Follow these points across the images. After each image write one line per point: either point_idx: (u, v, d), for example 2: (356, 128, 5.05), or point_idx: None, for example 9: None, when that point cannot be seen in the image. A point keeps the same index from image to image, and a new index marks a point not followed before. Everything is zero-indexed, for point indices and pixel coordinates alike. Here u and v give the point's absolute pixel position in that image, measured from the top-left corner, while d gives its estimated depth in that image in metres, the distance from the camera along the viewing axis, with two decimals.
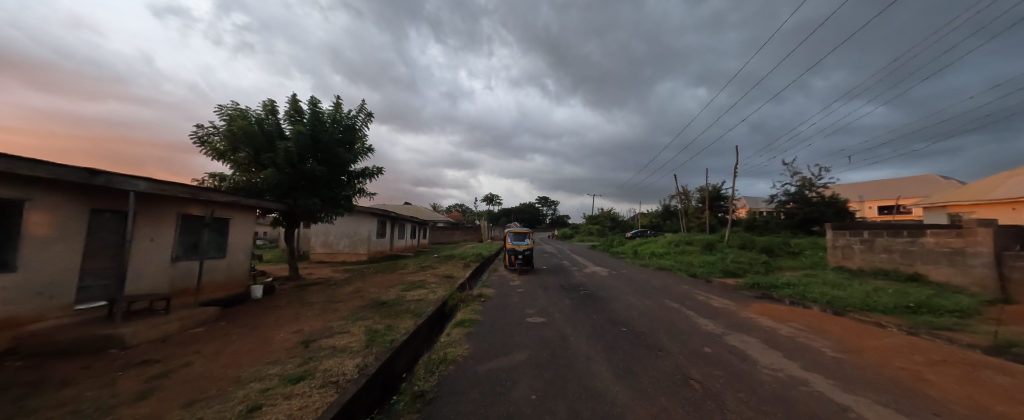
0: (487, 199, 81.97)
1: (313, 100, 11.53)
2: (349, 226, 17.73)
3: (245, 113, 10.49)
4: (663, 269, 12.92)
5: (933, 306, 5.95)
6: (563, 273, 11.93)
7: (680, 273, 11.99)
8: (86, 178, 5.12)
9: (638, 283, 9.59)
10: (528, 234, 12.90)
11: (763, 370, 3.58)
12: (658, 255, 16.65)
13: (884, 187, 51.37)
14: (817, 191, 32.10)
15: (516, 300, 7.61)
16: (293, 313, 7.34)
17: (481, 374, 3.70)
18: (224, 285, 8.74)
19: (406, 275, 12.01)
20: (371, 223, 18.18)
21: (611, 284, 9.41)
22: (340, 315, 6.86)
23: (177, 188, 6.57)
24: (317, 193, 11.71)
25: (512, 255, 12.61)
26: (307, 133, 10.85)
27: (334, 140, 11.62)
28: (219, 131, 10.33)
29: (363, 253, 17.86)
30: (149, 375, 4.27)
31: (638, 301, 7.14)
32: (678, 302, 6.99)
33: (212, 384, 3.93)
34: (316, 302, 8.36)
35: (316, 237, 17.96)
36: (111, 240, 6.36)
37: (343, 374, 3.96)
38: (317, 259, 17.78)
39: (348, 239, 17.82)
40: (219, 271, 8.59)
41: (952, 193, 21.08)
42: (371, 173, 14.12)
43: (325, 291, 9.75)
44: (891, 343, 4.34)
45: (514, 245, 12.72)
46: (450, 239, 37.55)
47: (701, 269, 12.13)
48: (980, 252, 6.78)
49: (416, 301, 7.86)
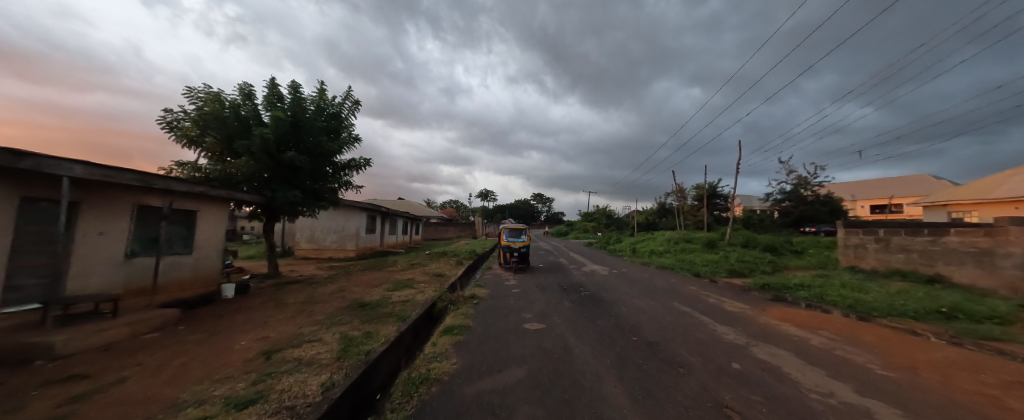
0: (482, 196, 80.90)
1: (294, 84, 10.80)
2: (336, 221, 16.96)
3: (216, 96, 9.52)
4: (665, 268, 12.37)
5: (969, 312, 5.43)
6: (561, 272, 11.29)
7: (684, 272, 11.46)
8: (6, 160, 4.29)
9: (644, 283, 9.02)
10: (525, 230, 12.18)
11: (810, 395, 2.96)
12: (658, 253, 16.14)
13: (878, 187, 51.90)
14: (813, 190, 33.82)
15: (512, 302, 6.96)
16: (263, 316, 6.58)
17: (469, 398, 3.04)
18: (191, 284, 7.94)
19: (395, 273, 11.29)
20: (360, 218, 17.44)
21: (613, 284, 8.80)
22: (315, 319, 6.13)
23: (126, 175, 5.72)
24: (298, 185, 10.88)
25: (507, 253, 11.91)
26: (287, 120, 10.09)
27: (316, 128, 10.85)
28: (185, 117, 9.30)
29: (351, 249, 17.15)
30: (70, 395, 3.53)
31: (645, 304, 6.54)
32: (688, 306, 6.40)
33: (140, 410, 3.19)
34: (292, 303, 7.64)
35: (301, 232, 17.09)
36: (49, 234, 5.53)
37: (303, 397, 3.27)
38: (302, 255, 16.94)
39: (335, 234, 17.07)
40: (186, 267, 7.81)
41: (952, 191, 20.88)
42: (359, 165, 13.43)
43: (304, 290, 8.98)
44: (944, 358, 3.77)
45: (510, 242, 12.01)
46: (444, 235, 36.81)
47: (705, 269, 11.62)
48: (1012, 252, 6.27)
49: (402, 303, 7.19)
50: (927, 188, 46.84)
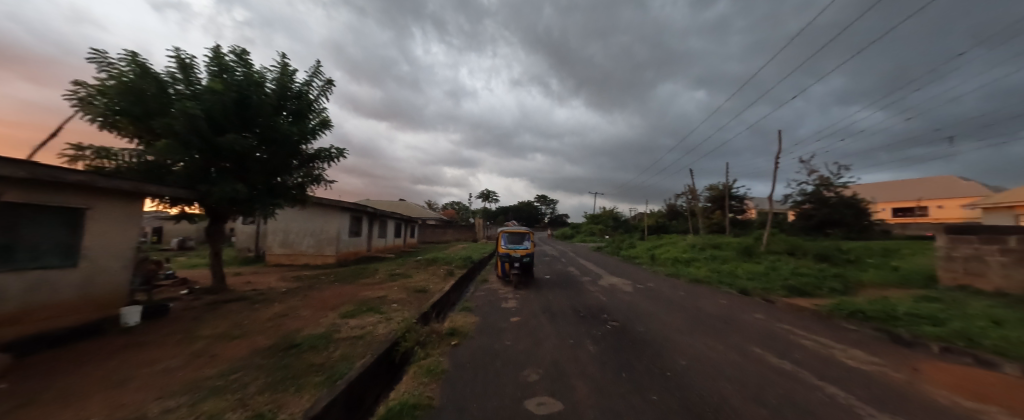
0: (484, 197, 78.35)
1: (243, 54, 8.72)
2: (314, 223, 14.95)
3: (136, 62, 7.36)
4: (700, 282, 10.11)
5: None
6: (572, 288, 9.06)
7: (726, 289, 9.21)
8: None
9: (688, 307, 6.75)
10: (528, 234, 10.03)
11: None
12: (682, 261, 13.91)
13: (902, 190, 49.16)
14: (837, 191, 31.61)
15: (510, 342, 4.77)
16: (141, 363, 4.40)
17: None
18: (74, 309, 5.81)
19: (368, 287, 9.18)
20: (342, 220, 15.40)
21: (646, 309, 6.59)
22: (204, 374, 3.92)
23: None
24: (246, 178, 8.70)
25: (506, 263, 9.72)
26: (228, 95, 7.96)
27: (269, 107, 8.70)
28: (91, 87, 7.12)
29: (331, 254, 15.09)
30: None
31: (712, 349, 4.31)
32: (780, 354, 4.15)
33: None
34: (205, 336, 5.49)
35: (273, 235, 15.03)
36: None
37: None
38: (274, 261, 14.88)
39: (312, 238, 15.04)
40: (67, 285, 5.70)
41: (1015, 192, 18.50)
42: (331, 156, 11.30)
43: (239, 313, 6.85)
44: None
45: (509, 249, 9.85)
46: (442, 238, 34.86)
47: (752, 285, 9.36)
48: None
49: (354, 339, 5.02)
50: (955, 189, 44.11)
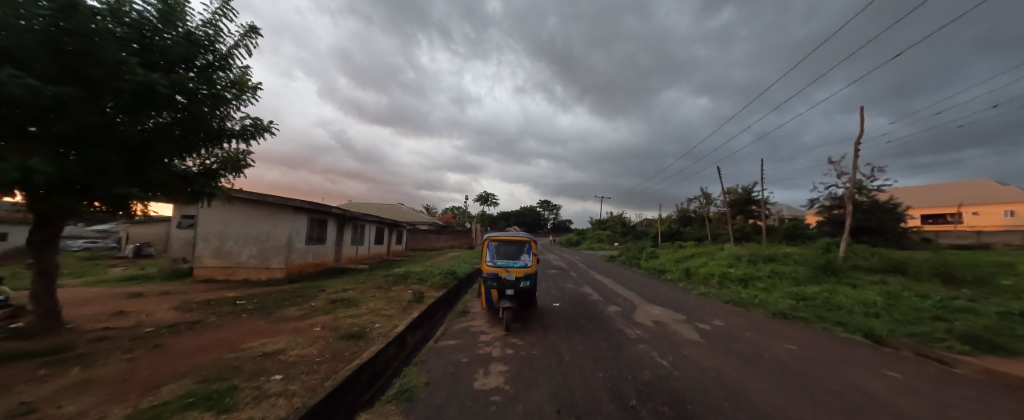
0: (483, 202, 74.44)
1: None
2: (257, 227, 11.77)
3: None
4: (789, 319, 6.68)
5: None
6: (599, 331, 5.67)
7: (844, 334, 5.78)
8: None
9: (870, 408, 3.12)
10: (528, 245, 6.74)
11: None
12: (734, 280, 10.48)
13: (935, 196, 45.31)
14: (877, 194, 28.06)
15: None
16: None
17: None
18: None
19: (277, 326, 5.85)
20: (294, 223, 12.17)
21: (772, 401, 3.21)
22: None
23: None
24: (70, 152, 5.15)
25: (494, 290, 6.38)
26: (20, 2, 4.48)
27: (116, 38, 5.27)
28: None
29: (277, 267, 11.83)
30: None
31: None
32: None
33: None
34: None
35: (205, 241, 11.81)
36: None
37: None
38: (205, 276, 11.70)
39: (254, 246, 11.83)
40: None
41: None
42: (253, 133, 8.06)
43: None
44: None
45: (498, 267, 6.52)
46: (434, 245, 31.59)
47: (881, 326, 5.95)
48: None
49: None
50: (999, 194, 40.22)
